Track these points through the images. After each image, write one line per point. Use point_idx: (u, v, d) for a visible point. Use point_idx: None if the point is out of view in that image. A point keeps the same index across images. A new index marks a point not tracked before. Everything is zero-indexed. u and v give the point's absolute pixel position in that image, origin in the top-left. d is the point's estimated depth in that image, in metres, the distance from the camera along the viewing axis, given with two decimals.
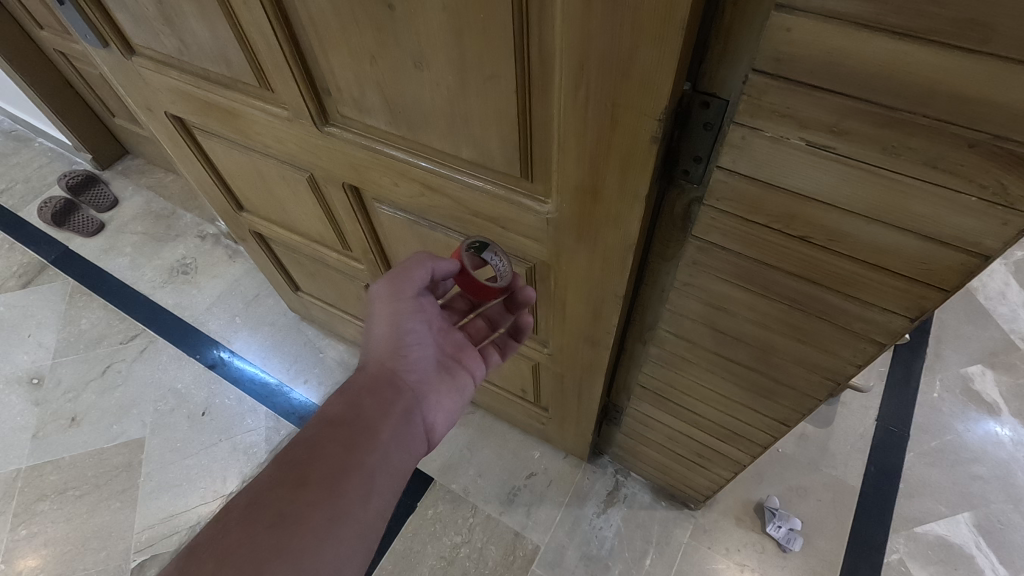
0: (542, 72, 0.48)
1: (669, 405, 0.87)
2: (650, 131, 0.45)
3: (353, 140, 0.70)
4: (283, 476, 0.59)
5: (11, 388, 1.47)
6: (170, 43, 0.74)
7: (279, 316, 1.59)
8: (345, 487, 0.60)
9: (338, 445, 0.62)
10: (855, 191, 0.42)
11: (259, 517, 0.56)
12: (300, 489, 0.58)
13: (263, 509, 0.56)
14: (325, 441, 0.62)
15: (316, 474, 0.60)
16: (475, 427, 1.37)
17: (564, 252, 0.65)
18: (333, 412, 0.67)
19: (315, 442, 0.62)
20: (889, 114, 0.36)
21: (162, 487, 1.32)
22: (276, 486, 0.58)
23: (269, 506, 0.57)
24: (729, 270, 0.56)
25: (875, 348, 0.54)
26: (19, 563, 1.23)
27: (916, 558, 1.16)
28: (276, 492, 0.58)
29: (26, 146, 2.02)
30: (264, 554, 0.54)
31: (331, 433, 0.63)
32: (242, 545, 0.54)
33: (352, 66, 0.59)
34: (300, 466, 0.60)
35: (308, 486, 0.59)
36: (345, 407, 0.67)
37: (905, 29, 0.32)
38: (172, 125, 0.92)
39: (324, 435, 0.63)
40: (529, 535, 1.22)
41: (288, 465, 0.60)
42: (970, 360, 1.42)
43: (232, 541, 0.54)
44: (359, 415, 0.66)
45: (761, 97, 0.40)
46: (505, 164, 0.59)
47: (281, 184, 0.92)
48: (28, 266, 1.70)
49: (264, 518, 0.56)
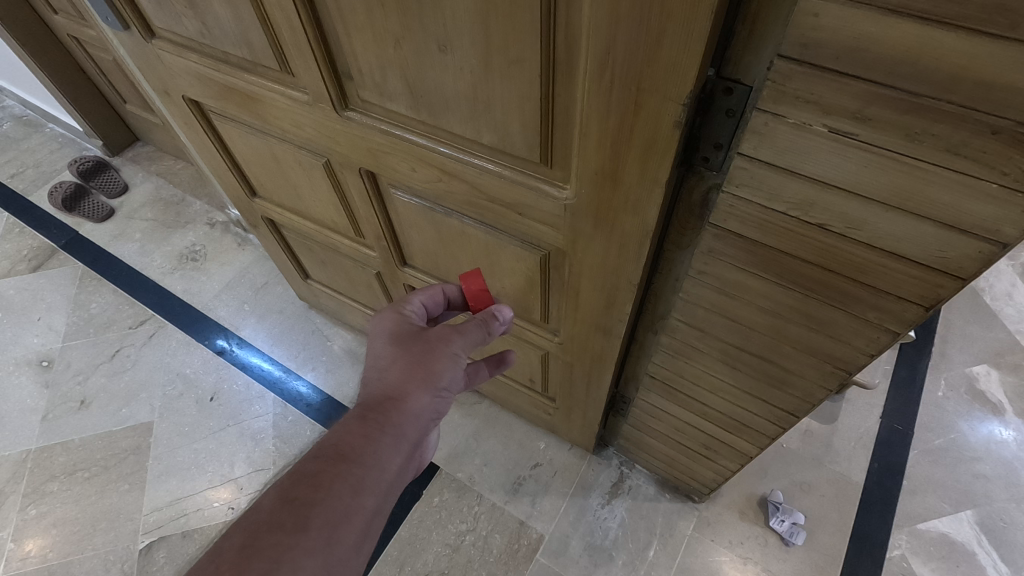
0: (567, 57, 0.49)
1: (678, 396, 0.88)
2: (673, 116, 0.46)
3: (372, 125, 0.71)
4: (284, 515, 0.50)
5: (21, 370, 1.49)
6: (193, 26, 0.75)
7: (288, 304, 1.60)
8: (347, 537, 0.52)
9: (345, 487, 0.54)
10: (876, 177, 0.42)
11: (250, 564, 0.47)
12: (297, 533, 0.49)
13: (258, 553, 0.47)
14: (333, 478, 0.54)
15: (318, 517, 0.51)
16: (481, 417, 1.38)
17: (581, 239, 0.66)
18: (345, 440, 0.57)
19: (322, 477, 0.54)
20: (913, 99, 0.37)
21: (169, 471, 1.33)
22: (274, 527, 0.50)
23: (263, 551, 0.48)
24: (745, 258, 0.57)
25: (888, 338, 0.55)
26: (27, 543, 1.24)
27: (919, 554, 1.17)
28: (274, 534, 0.49)
29: (37, 132, 2.03)
30: None
31: (341, 470, 0.54)
32: None
33: (376, 50, 0.60)
34: (303, 506, 0.51)
35: (308, 531, 0.50)
36: (359, 436, 0.57)
37: (934, 15, 0.33)
38: (190, 109, 0.93)
39: (333, 469, 0.54)
40: (534, 524, 1.23)
41: (290, 501, 0.51)
42: (975, 359, 1.43)
43: None
44: (372, 451, 0.57)
45: (787, 83, 0.41)
46: (525, 148, 0.60)
47: (296, 170, 0.93)
48: (38, 250, 1.71)
49: (258, 565, 0.47)
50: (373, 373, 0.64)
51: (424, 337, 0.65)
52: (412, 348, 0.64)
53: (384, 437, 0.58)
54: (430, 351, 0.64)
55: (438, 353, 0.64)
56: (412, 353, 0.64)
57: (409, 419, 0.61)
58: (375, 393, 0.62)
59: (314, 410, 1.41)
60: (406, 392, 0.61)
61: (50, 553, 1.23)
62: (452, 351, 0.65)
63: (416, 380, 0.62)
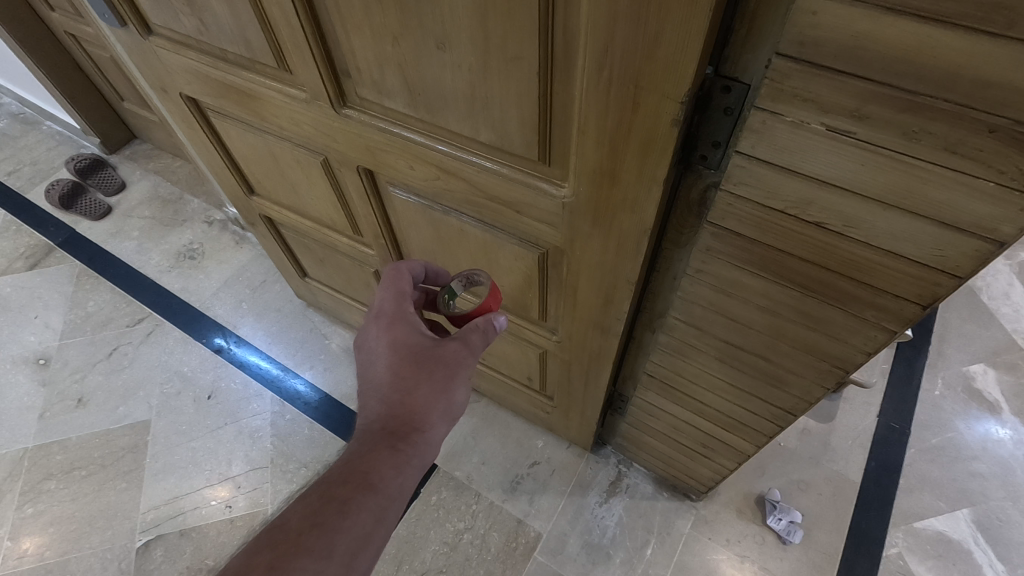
0: (566, 55, 0.49)
1: (676, 394, 0.88)
2: (671, 114, 0.46)
3: (370, 123, 0.71)
4: (308, 539, 0.52)
5: (18, 368, 1.48)
6: (190, 23, 0.74)
7: (285, 302, 1.60)
8: (364, 565, 0.54)
9: (367, 515, 0.55)
10: (874, 175, 0.42)
11: None
12: (321, 560, 0.51)
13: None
14: (359, 507, 0.55)
15: (341, 546, 0.53)
16: (479, 415, 1.38)
17: (579, 238, 0.66)
18: (370, 466, 0.58)
19: (347, 505, 0.55)
20: (911, 98, 0.37)
21: (166, 469, 1.33)
22: (298, 550, 0.51)
23: (288, 573, 0.50)
24: (743, 256, 0.57)
25: (885, 336, 0.55)
26: (24, 541, 1.24)
27: (915, 552, 1.17)
28: (300, 558, 0.51)
29: (34, 129, 2.03)
30: None
31: (365, 499, 0.56)
32: None
33: (374, 47, 0.60)
34: (329, 532, 0.53)
35: (331, 558, 0.52)
36: (384, 464, 0.58)
37: (932, 13, 0.33)
38: (187, 107, 0.92)
39: (360, 498, 0.56)
40: (532, 523, 1.23)
41: (314, 526, 0.53)
42: (972, 358, 1.43)
43: None
44: (396, 480, 0.58)
45: (785, 81, 0.41)
46: (523, 146, 0.60)
47: (294, 167, 0.93)
48: (35, 248, 1.71)
49: None
50: (386, 389, 0.62)
51: (440, 357, 0.63)
52: (433, 370, 0.63)
53: (408, 467, 0.59)
54: (449, 376, 0.63)
55: (457, 379, 0.63)
56: (432, 377, 0.62)
57: (428, 447, 0.62)
58: (394, 415, 0.61)
59: (312, 409, 1.41)
60: (429, 421, 0.62)
61: (47, 552, 1.23)
62: (467, 373, 0.64)
63: (440, 409, 0.62)
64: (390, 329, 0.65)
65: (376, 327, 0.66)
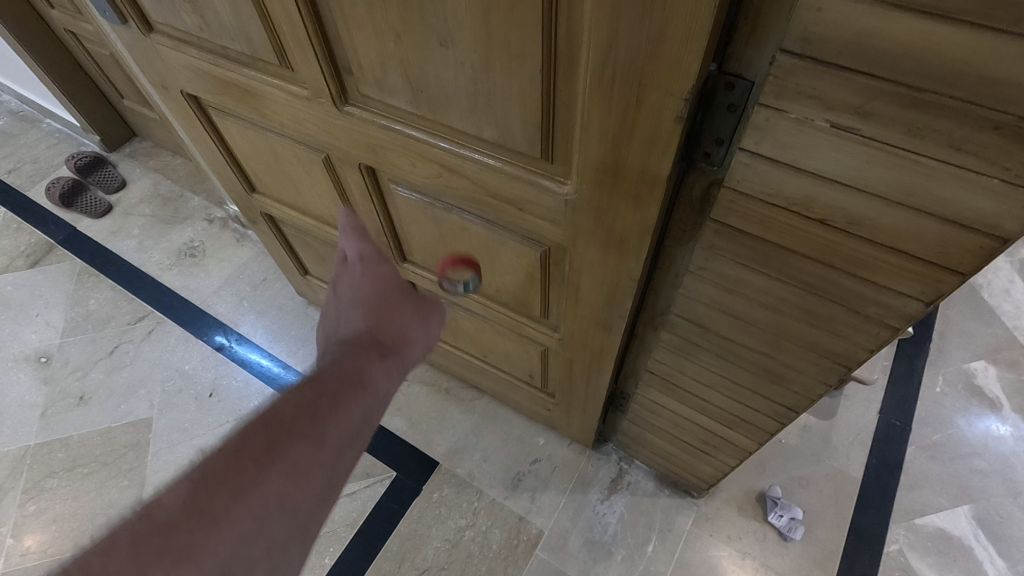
0: (568, 51, 0.49)
1: (678, 392, 0.88)
2: (675, 111, 0.46)
3: (372, 120, 0.71)
4: (299, 422, 0.54)
5: (20, 366, 1.48)
6: (192, 21, 0.74)
7: (286, 300, 1.60)
8: (348, 455, 0.56)
9: (354, 412, 0.58)
10: (878, 172, 0.42)
11: (268, 461, 0.51)
12: (314, 440, 0.54)
13: (274, 454, 0.51)
14: (346, 402, 0.58)
15: (329, 434, 0.55)
16: (480, 413, 1.39)
17: (581, 235, 0.66)
18: (356, 368, 0.60)
19: (335, 399, 0.57)
20: (917, 94, 0.37)
21: (168, 467, 1.33)
22: (290, 430, 0.53)
23: (282, 449, 0.52)
24: (745, 253, 0.57)
25: (888, 333, 0.55)
26: (27, 539, 1.24)
27: (916, 549, 1.18)
28: (292, 437, 0.53)
29: (33, 127, 2.02)
30: (270, 496, 0.50)
31: (352, 396, 0.58)
32: (253, 482, 0.50)
33: (376, 44, 0.60)
34: (321, 422, 0.55)
35: (323, 442, 0.54)
36: (372, 368, 0.61)
37: (936, 9, 0.33)
38: (188, 104, 0.92)
39: (348, 395, 0.58)
40: (533, 520, 1.23)
41: (304, 413, 0.55)
42: (973, 355, 1.43)
43: (246, 480, 0.49)
44: (379, 387, 0.61)
45: (789, 78, 0.41)
46: (526, 143, 0.60)
47: (296, 165, 0.93)
48: (36, 247, 1.70)
49: (275, 463, 0.51)
50: (369, 314, 0.66)
51: (418, 297, 0.69)
52: (411, 305, 0.68)
53: (391, 378, 0.63)
54: (425, 311, 0.69)
55: (434, 312, 0.70)
56: (411, 310, 0.68)
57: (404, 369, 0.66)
58: (378, 334, 0.65)
59: None
60: (408, 346, 0.66)
61: (50, 549, 1.23)
62: (440, 314, 0.72)
63: (418, 336, 0.68)
64: (372, 263, 0.68)
65: (352, 270, 0.69)
